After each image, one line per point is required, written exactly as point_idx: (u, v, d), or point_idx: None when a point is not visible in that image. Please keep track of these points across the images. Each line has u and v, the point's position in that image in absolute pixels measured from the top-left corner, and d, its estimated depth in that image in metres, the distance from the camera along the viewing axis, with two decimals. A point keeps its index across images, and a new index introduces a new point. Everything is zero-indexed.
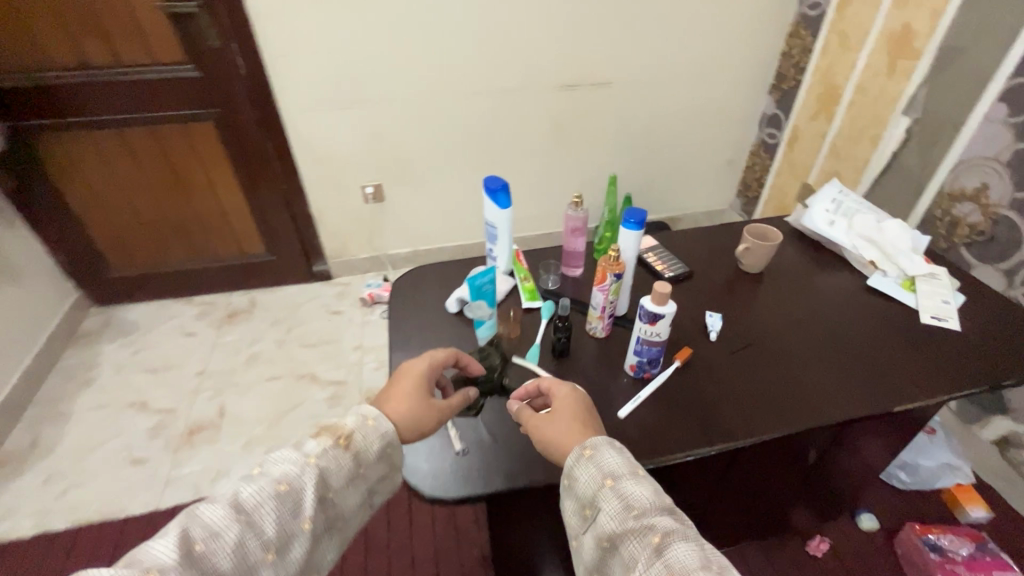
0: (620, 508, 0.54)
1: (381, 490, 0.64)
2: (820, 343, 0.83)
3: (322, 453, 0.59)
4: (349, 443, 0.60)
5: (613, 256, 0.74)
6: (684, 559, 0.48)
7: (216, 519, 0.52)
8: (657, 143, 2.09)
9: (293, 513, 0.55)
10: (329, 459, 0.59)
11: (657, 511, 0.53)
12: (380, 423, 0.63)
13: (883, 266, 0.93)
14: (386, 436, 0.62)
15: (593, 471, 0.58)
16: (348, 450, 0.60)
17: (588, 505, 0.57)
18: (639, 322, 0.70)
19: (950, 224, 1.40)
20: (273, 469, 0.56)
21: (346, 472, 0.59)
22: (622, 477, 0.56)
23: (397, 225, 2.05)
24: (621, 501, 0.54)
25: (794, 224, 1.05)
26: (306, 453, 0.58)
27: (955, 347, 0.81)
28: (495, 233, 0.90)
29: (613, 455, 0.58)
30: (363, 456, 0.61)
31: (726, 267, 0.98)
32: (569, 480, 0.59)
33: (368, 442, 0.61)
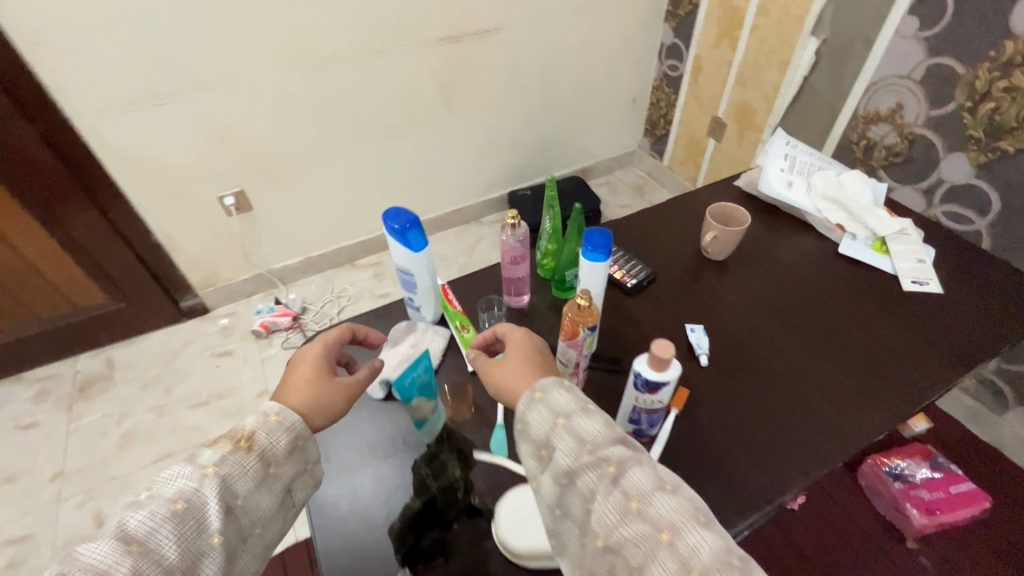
0: (576, 448, 0.48)
1: (303, 486, 0.54)
2: (813, 337, 0.73)
3: (221, 459, 0.49)
4: (252, 443, 0.50)
5: (584, 306, 0.56)
6: (642, 484, 0.45)
7: (95, 559, 0.41)
8: (558, 92, 1.89)
9: (196, 532, 0.45)
10: (230, 464, 0.49)
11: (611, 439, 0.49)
12: (284, 415, 0.53)
13: (851, 228, 0.84)
14: (293, 426, 0.53)
15: (545, 415, 0.51)
16: (251, 451, 0.50)
17: (543, 448, 0.51)
18: (636, 391, 0.54)
19: (866, 148, 1.37)
20: (165, 489, 0.46)
21: (254, 473, 0.49)
22: (573, 415, 0.50)
23: (277, 234, 1.70)
24: (577, 440, 0.49)
25: (748, 190, 0.92)
26: (202, 464, 0.48)
27: (944, 315, 0.74)
28: (412, 279, 0.67)
29: (562, 393, 0.51)
30: (270, 454, 0.51)
31: (689, 258, 0.84)
32: (522, 425, 0.52)
33: (273, 438, 0.52)
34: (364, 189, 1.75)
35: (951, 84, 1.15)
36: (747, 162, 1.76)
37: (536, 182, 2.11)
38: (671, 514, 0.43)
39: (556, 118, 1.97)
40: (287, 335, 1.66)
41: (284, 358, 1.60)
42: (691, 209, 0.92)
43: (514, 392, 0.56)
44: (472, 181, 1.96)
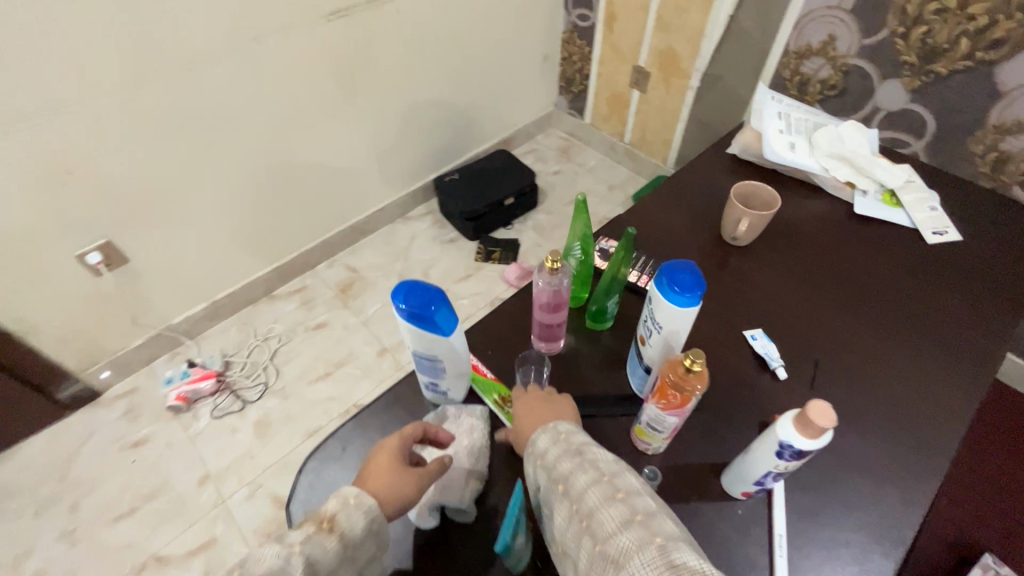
0: (545, 485, 0.45)
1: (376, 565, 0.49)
2: (869, 309, 0.67)
3: (306, 538, 0.44)
4: (334, 525, 0.45)
5: (698, 369, 0.44)
6: (593, 510, 0.41)
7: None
8: (467, 60, 1.69)
9: None
10: (313, 547, 0.44)
11: (575, 466, 0.44)
12: (360, 498, 0.46)
13: (860, 184, 0.79)
14: (370, 510, 0.46)
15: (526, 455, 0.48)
16: (332, 534, 0.45)
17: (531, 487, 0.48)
18: (776, 456, 0.44)
19: (801, 83, 1.36)
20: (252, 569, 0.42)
21: (333, 557, 0.44)
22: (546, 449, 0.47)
23: (168, 283, 1.38)
24: (545, 478, 0.45)
25: (745, 157, 0.85)
26: (294, 542, 0.44)
27: (976, 264, 0.72)
28: (438, 364, 0.52)
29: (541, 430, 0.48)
30: (352, 538, 0.45)
31: (712, 247, 0.75)
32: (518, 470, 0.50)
33: (353, 520, 0.46)
34: (268, 208, 1.46)
35: (882, 10, 1.14)
36: (677, 110, 1.71)
37: (458, 162, 1.92)
38: (616, 540, 0.39)
39: (470, 89, 1.77)
40: (215, 400, 1.38)
41: (220, 430, 1.33)
42: (693, 187, 0.82)
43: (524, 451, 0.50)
44: (392, 174, 1.72)
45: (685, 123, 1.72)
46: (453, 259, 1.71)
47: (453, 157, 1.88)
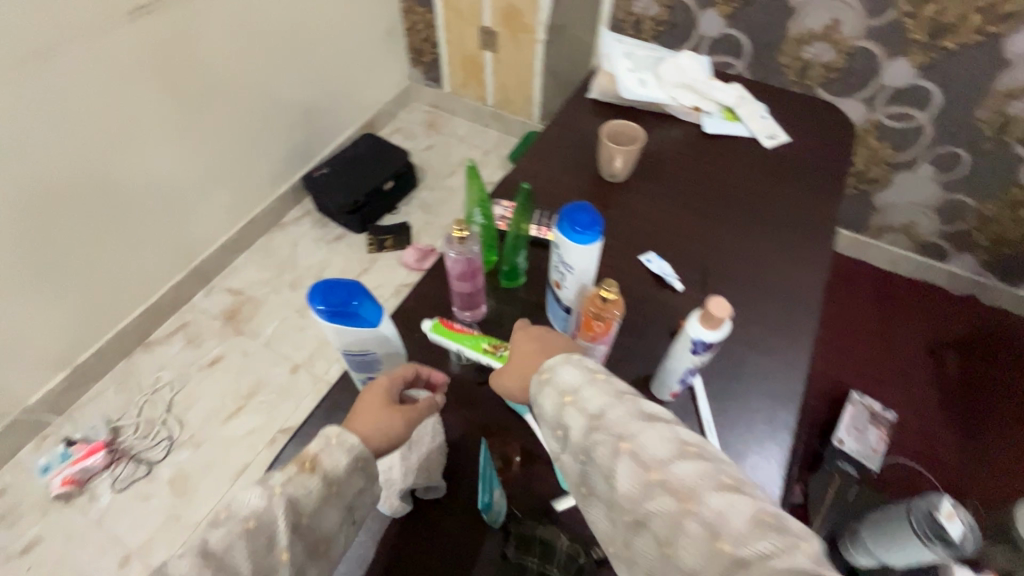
0: (586, 424, 0.44)
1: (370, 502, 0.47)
2: (736, 212, 0.77)
3: (288, 480, 0.43)
4: (315, 463, 0.44)
5: (612, 298, 0.48)
6: (655, 449, 0.41)
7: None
8: (309, 43, 1.58)
9: (269, 547, 0.41)
10: (295, 486, 0.42)
11: (623, 407, 0.44)
12: (341, 439, 0.45)
13: (705, 107, 0.89)
14: (352, 448, 0.45)
15: (557, 394, 0.47)
16: (314, 475, 0.43)
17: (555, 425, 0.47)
18: (692, 356, 0.50)
19: (635, 24, 1.47)
20: (236, 508, 0.41)
21: (316, 497, 0.43)
22: (583, 387, 0.47)
23: (12, 357, 1.17)
24: (587, 415, 0.45)
25: (605, 99, 0.91)
26: (278, 484, 0.42)
27: (805, 157, 0.85)
28: (372, 357, 0.51)
29: (569, 367, 0.48)
30: (335, 474, 0.44)
31: (595, 187, 0.80)
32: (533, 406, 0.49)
33: (332, 456, 0.44)
34: (118, 244, 1.29)
35: None
36: (531, 66, 1.76)
37: (324, 154, 1.81)
38: (690, 477, 0.40)
39: (319, 74, 1.66)
40: (113, 472, 1.22)
41: (129, 501, 1.19)
42: (566, 135, 0.87)
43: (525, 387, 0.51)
44: (255, 180, 1.59)
45: (541, 77, 1.77)
46: (346, 257, 1.64)
47: (317, 149, 1.77)
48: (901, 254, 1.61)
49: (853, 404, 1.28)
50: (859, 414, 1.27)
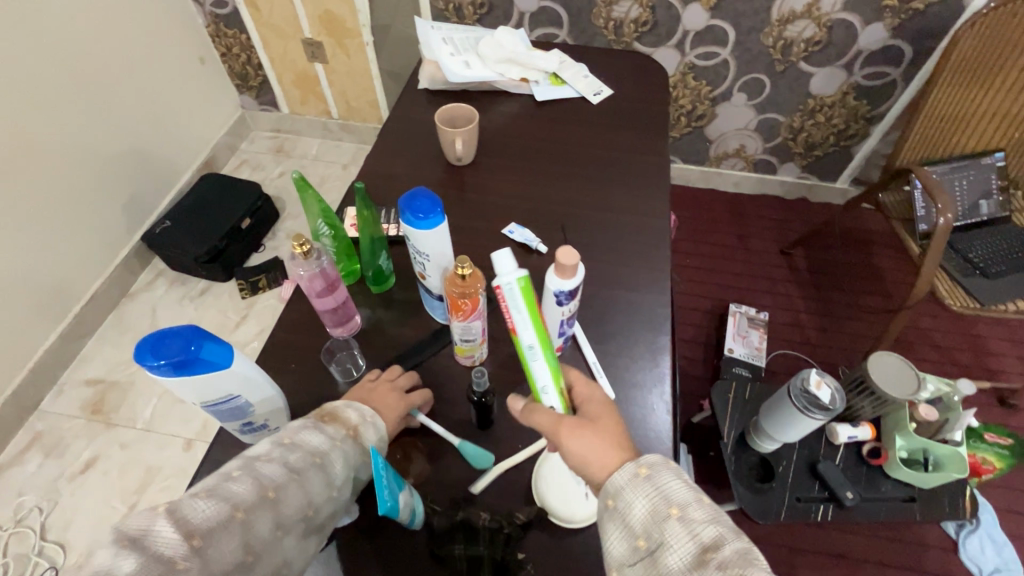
0: (681, 542, 0.39)
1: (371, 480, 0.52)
2: (582, 169, 0.82)
3: (340, 437, 0.47)
4: (358, 432, 0.49)
5: (470, 276, 0.49)
6: None
7: (199, 517, 0.37)
8: (111, 86, 1.41)
9: (313, 493, 0.43)
10: (346, 447, 0.47)
11: (722, 537, 0.39)
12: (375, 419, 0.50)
13: (531, 77, 0.93)
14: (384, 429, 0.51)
15: (655, 499, 0.41)
16: (359, 441, 0.48)
17: (643, 535, 0.41)
18: (558, 308, 0.52)
19: (457, 10, 1.49)
20: (293, 450, 0.44)
21: (360, 459, 0.48)
22: (691, 505, 0.41)
23: None
24: (696, 541, 0.39)
25: (436, 88, 0.91)
26: (327, 435, 0.47)
27: (629, 105, 0.92)
28: (240, 403, 0.47)
29: (667, 471, 0.43)
30: (373, 444, 0.49)
31: (445, 174, 0.81)
32: (613, 504, 0.43)
33: (371, 429, 0.50)
34: None
35: None
36: (367, 71, 1.72)
37: (165, 206, 1.63)
38: None
39: (133, 119, 1.49)
40: None
41: None
42: (406, 130, 0.86)
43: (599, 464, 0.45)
44: (85, 252, 1.39)
45: (380, 81, 1.74)
46: (219, 310, 1.50)
47: (154, 203, 1.59)
48: (740, 176, 1.81)
49: (732, 316, 1.42)
50: (739, 323, 1.42)
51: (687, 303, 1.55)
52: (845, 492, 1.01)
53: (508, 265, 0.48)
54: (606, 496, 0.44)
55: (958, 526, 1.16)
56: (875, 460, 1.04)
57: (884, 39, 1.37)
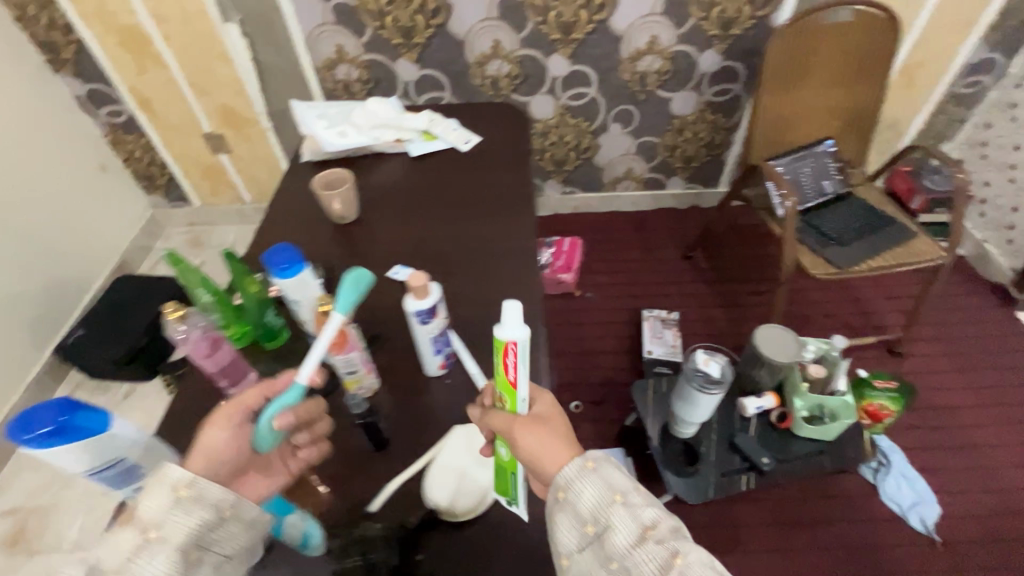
0: (629, 530, 0.47)
1: (228, 540, 0.46)
2: (457, 209, 0.92)
3: (122, 559, 0.41)
4: (151, 535, 0.42)
5: (331, 311, 0.56)
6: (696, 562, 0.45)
7: None
8: (5, 205, 1.41)
9: None
10: (133, 566, 0.41)
11: (661, 521, 0.48)
12: (179, 501, 0.44)
13: (405, 136, 1.04)
14: (193, 506, 0.44)
15: (602, 488, 0.49)
16: (155, 546, 0.42)
17: (590, 521, 0.48)
18: (423, 326, 0.60)
19: (346, 88, 1.62)
20: None
21: (168, 566, 0.42)
22: (631, 493, 0.49)
23: None
24: (638, 522, 0.47)
25: (318, 157, 1.00)
26: (105, 570, 0.41)
27: (496, 148, 1.04)
28: (130, 463, 0.50)
29: (613, 469, 0.50)
30: (181, 537, 0.43)
31: (334, 232, 0.88)
32: (566, 496, 0.49)
33: (174, 522, 0.43)
34: None
35: (355, 15, 1.45)
36: (271, 155, 1.79)
37: (78, 315, 1.61)
38: None
39: (34, 234, 1.49)
40: None
41: None
42: (295, 199, 0.94)
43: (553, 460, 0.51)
44: None
45: (286, 160, 1.81)
46: (149, 409, 1.47)
47: (66, 313, 1.57)
48: (636, 195, 1.98)
49: (647, 320, 1.54)
50: (653, 325, 1.53)
51: (607, 317, 1.66)
52: (761, 458, 1.10)
53: (514, 319, 0.51)
54: (556, 490, 0.50)
55: (874, 470, 1.27)
56: (782, 423, 1.15)
57: (719, 61, 1.59)
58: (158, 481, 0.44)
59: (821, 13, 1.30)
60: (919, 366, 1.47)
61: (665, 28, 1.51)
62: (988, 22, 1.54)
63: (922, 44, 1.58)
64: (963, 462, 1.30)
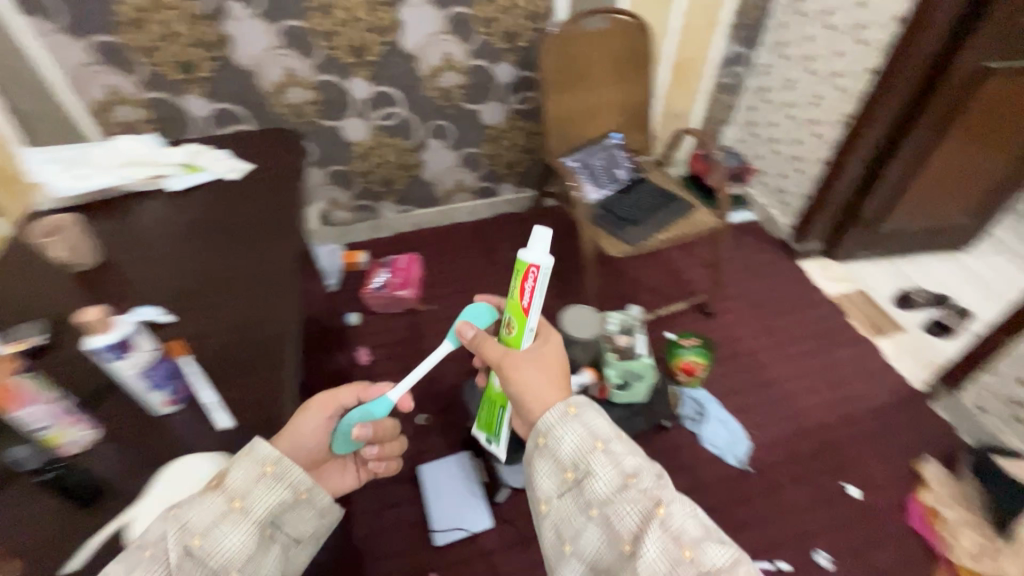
0: (606, 471, 0.63)
1: (292, 524, 0.61)
2: (219, 241, 0.91)
3: (213, 518, 0.55)
4: (240, 502, 0.57)
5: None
6: (658, 498, 0.61)
7: None
8: None
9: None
10: (222, 526, 0.55)
11: (634, 466, 0.64)
12: (268, 477, 0.59)
13: (164, 173, 0.99)
14: (276, 487, 0.59)
15: (584, 437, 0.66)
16: (241, 515, 0.56)
17: (571, 467, 0.66)
18: (117, 361, 0.63)
19: (130, 130, 1.50)
20: (167, 533, 0.53)
21: (249, 532, 0.56)
22: (610, 442, 0.66)
23: None
24: (615, 466, 0.64)
25: (58, 204, 0.92)
26: (199, 524, 0.54)
27: (267, 176, 1.04)
28: None
29: (599, 422, 0.68)
30: (259, 510, 0.57)
31: (72, 282, 0.82)
32: (551, 441, 0.67)
33: (259, 496, 0.58)
34: None
35: (122, 53, 1.36)
36: None
37: None
38: (679, 521, 0.60)
39: None
40: None
41: None
42: (28, 253, 0.86)
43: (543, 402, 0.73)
44: None
45: None
46: None
47: None
48: (472, 205, 2.05)
49: None
50: None
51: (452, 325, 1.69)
52: None
53: (543, 253, 0.82)
54: (547, 437, 0.68)
55: (695, 421, 1.40)
56: (599, 394, 1.23)
57: (515, 72, 1.71)
58: (256, 455, 0.59)
59: (581, 22, 1.45)
60: (724, 323, 1.69)
61: (455, 45, 1.60)
62: (729, 22, 1.79)
63: (684, 44, 1.81)
64: (764, 398, 1.49)
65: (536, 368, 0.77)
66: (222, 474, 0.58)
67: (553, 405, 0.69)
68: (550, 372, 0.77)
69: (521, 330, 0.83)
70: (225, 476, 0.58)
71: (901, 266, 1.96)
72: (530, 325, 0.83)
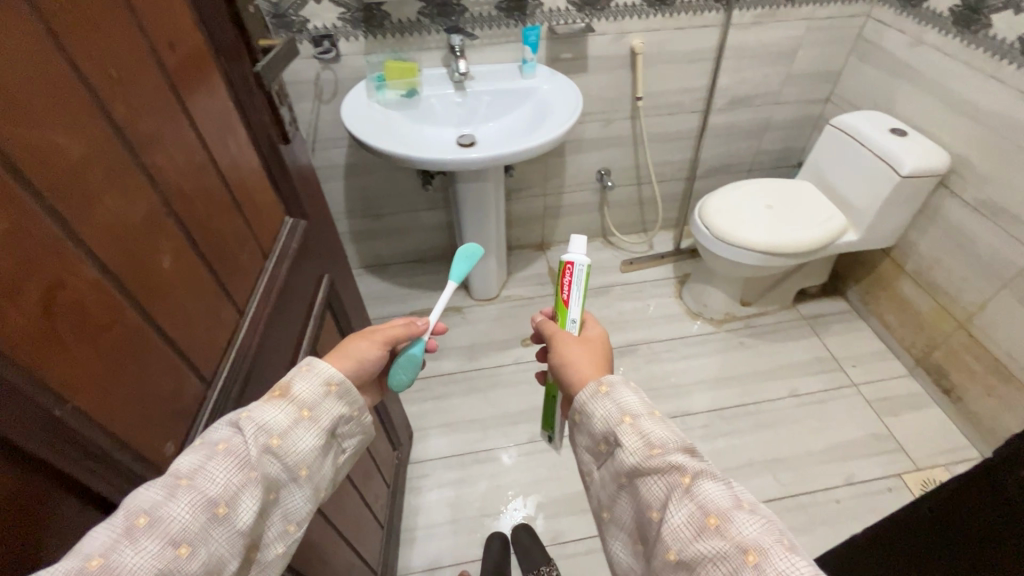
0: (641, 449, 0.47)
1: (350, 436, 0.53)
2: None
3: (292, 421, 0.47)
4: (309, 409, 0.48)
5: None
6: (718, 496, 0.43)
7: (180, 516, 0.38)
8: None
9: (246, 463, 0.43)
10: (296, 433, 0.47)
11: (678, 449, 0.46)
12: (340, 386, 0.51)
13: None
14: (351, 401, 0.52)
15: (612, 409, 0.50)
16: (314, 421, 0.48)
17: (602, 442, 0.50)
18: None
19: None
20: (256, 422, 0.45)
21: (319, 443, 0.48)
22: (641, 415, 0.49)
23: None
24: (644, 441, 0.47)
25: None
26: (285, 411, 0.47)
27: None
28: None
29: (630, 396, 0.50)
30: (333, 419, 0.50)
31: None
32: (579, 417, 0.52)
33: (332, 408, 0.50)
34: None
35: None
36: None
37: None
38: (727, 510, 0.42)
39: None
40: None
41: None
42: None
43: (583, 378, 0.54)
44: None
45: None
46: None
47: None
48: None
49: None
50: None
51: None
52: None
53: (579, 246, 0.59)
54: (574, 408, 0.53)
55: None
56: None
57: None
58: (321, 363, 0.51)
59: None
60: None
61: None
62: None
63: None
64: None
65: (597, 350, 0.58)
66: (285, 382, 0.48)
67: (586, 380, 0.53)
68: (592, 353, 0.57)
69: (563, 318, 0.60)
70: (291, 385, 0.49)
71: (415, 564, 1.22)
72: (576, 320, 0.59)
